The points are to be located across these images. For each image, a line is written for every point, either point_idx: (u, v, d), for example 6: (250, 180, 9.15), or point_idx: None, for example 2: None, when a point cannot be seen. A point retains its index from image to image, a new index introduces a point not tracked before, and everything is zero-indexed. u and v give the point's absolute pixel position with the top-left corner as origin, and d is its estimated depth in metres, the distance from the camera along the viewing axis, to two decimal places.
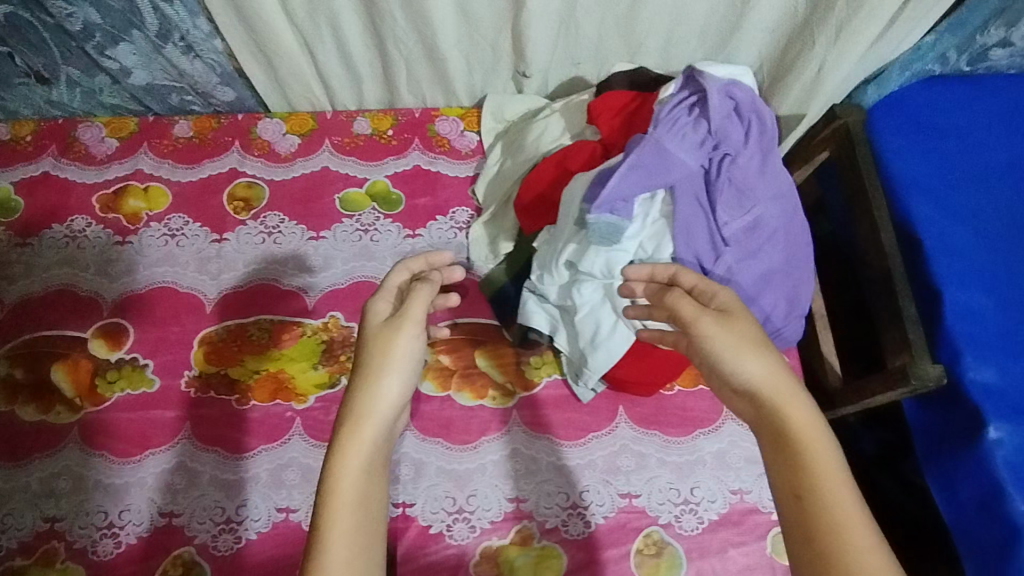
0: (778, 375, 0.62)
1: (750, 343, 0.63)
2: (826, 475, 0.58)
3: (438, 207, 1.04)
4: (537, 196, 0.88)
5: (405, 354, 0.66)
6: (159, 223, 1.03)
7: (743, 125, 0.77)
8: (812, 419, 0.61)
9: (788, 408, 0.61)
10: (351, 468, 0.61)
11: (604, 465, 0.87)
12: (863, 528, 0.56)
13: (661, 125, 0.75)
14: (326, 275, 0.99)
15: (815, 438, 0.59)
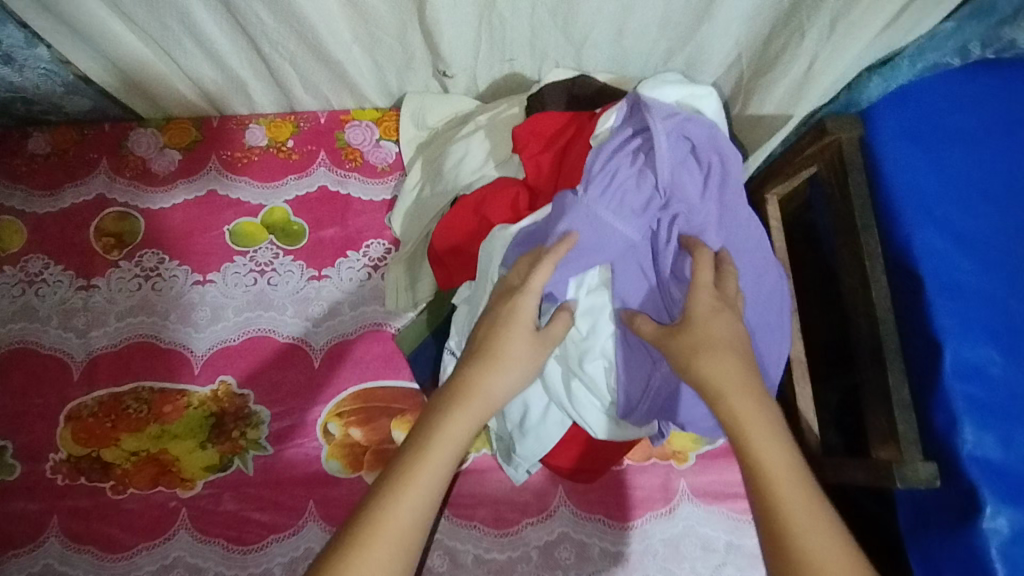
0: (731, 367, 0.54)
1: (711, 340, 0.55)
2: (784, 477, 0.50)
3: (350, 240, 0.88)
4: (452, 246, 0.72)
5: (523, 369, 0.57)
6: (13, 266, 0.85)
7: (700, 171, 0.61)
8: (761, 409, 0.53)
9: (736, 405, 0.53)
10: (428, 468, 0.52)
11: (539, 558, 0.75)
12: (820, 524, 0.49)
13: (596, 182, 0.60)
14: (215, 329, 0.84)
15: (766, 434, 0.52)
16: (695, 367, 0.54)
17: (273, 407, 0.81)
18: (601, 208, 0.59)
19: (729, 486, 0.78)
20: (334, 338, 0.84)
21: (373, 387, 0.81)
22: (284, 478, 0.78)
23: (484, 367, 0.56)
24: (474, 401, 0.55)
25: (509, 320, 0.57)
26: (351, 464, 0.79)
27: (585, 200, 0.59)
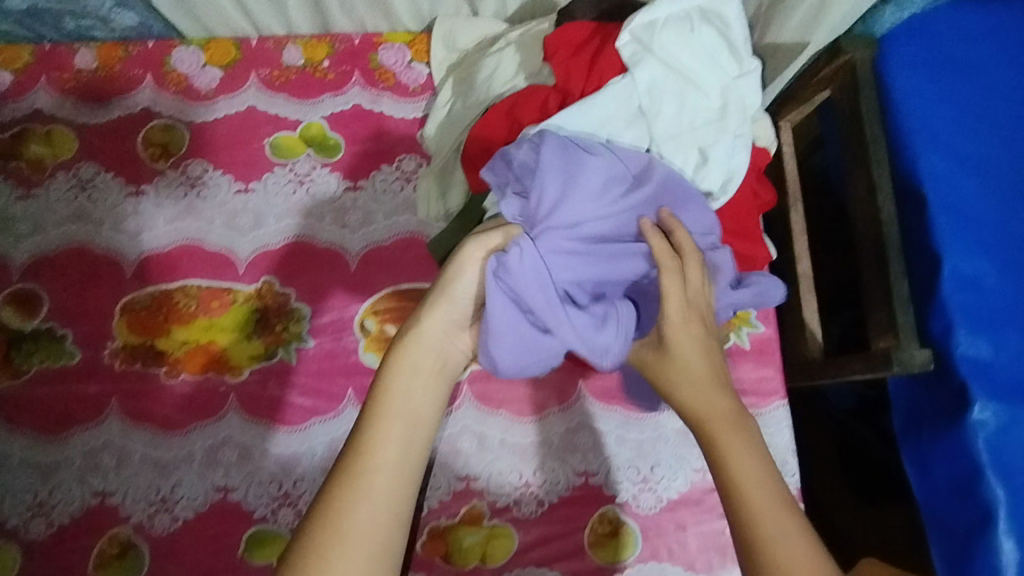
0: (711, 386, 0.63)
1: (684, 372, 0.63)
2: (756, 483, 0.57)
3: (383, 154, 0.93)
4: (484, 152, 0.77)
5: (463, 305, 0.65)
6: (66, 173, 0.91)
7: (596, 185, 0.63)
8: (736, 421, 0.61)
9: (714, 420, 0.62)
10: (393, 420, 0.61)
11: (560, 442, 0.83)
12: (779, 523, 0.55)
13: (513, 268, 0.59)
14: (258, 235, 0.89)
15: (740, 454, 0.59)
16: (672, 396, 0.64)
17: (314, 305, 0.87)
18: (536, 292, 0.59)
19: (736, 382, 0.85)
20: (370, 245, 0.89)
21: (406, 289, 0.88)
22: (325, 368, 0.85)
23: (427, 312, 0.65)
24: (418, 349, 0.64)
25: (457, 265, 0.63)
26: None
27: (510, 295, 0.60)
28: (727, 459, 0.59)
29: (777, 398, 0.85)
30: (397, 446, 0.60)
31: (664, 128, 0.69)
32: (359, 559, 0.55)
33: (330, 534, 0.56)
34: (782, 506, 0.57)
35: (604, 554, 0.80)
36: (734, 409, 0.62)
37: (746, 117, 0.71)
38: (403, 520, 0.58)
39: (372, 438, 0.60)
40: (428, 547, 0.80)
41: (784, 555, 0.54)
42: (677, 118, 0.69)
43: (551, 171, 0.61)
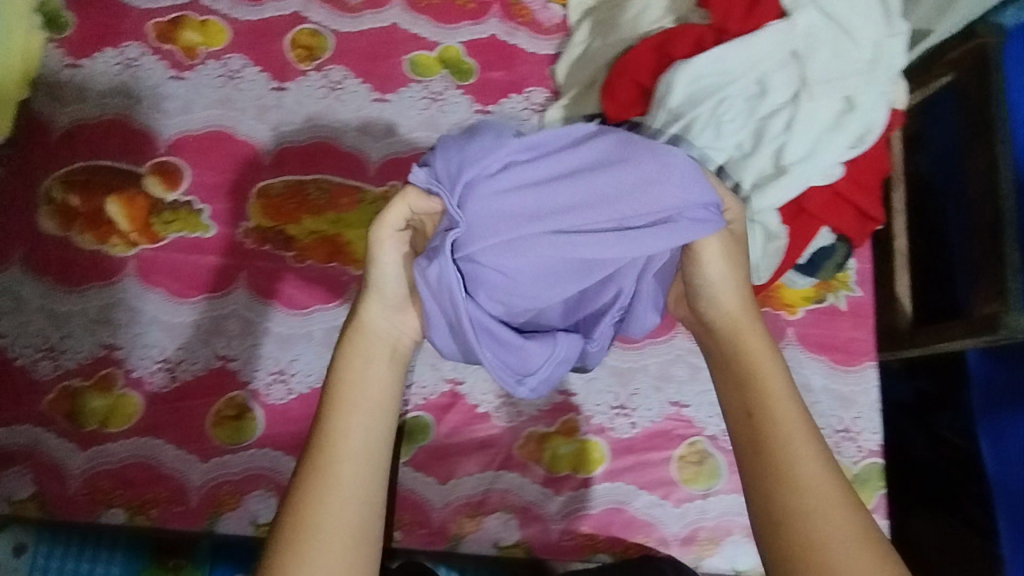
0: (742, 308, 0.66)
1: (735, 281, 0.66)
2: (782, 406, 0.61)
3: (513, 84, 0.97)
4: (628, 82, 0.82)
5: (403, 294, 0.67)
6: (216, 62, 0.96)
7: (501, 142, 0.62)
8: (768, 346, 0.64)
9: (747, 340, 0.65)
10: (354, 413, 0.62)
11: (657, 371, 0.87)
12: (805, 438, 0.59)
13: (431, 263, 0.61)
14: (390, 142, 0.94)
15: (771, 367, 0.63)
16: (718, 304, 0.66)
17: None
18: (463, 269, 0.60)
19: (830, 339, 0.89)
20: None
21: None
22: None
23: (364, 306, 0.67)
24: (368, 341, 0.65)
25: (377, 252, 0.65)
26: None
27: (436, 282, 0.60)
28: (759, 378, 0.62)
29: (867, 359, 0.89)
30: (358, 437, 0.61)
31: (817, 71, 0.73)
32: (337, 546, 0.56)
33: (303, 530, 0.56)
34: (802, 417, 0.61)
35: (691, 482, 0.83)
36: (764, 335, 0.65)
37: (893, 74, 0.75)
38: (374, 506, 0.59)
39: (329, 433, 0.61)
40: (524, 451, 0.84)
41: (803, 481, 0.57)
42: (831, 63, 0.73)
43: (448, 149, 0.63)
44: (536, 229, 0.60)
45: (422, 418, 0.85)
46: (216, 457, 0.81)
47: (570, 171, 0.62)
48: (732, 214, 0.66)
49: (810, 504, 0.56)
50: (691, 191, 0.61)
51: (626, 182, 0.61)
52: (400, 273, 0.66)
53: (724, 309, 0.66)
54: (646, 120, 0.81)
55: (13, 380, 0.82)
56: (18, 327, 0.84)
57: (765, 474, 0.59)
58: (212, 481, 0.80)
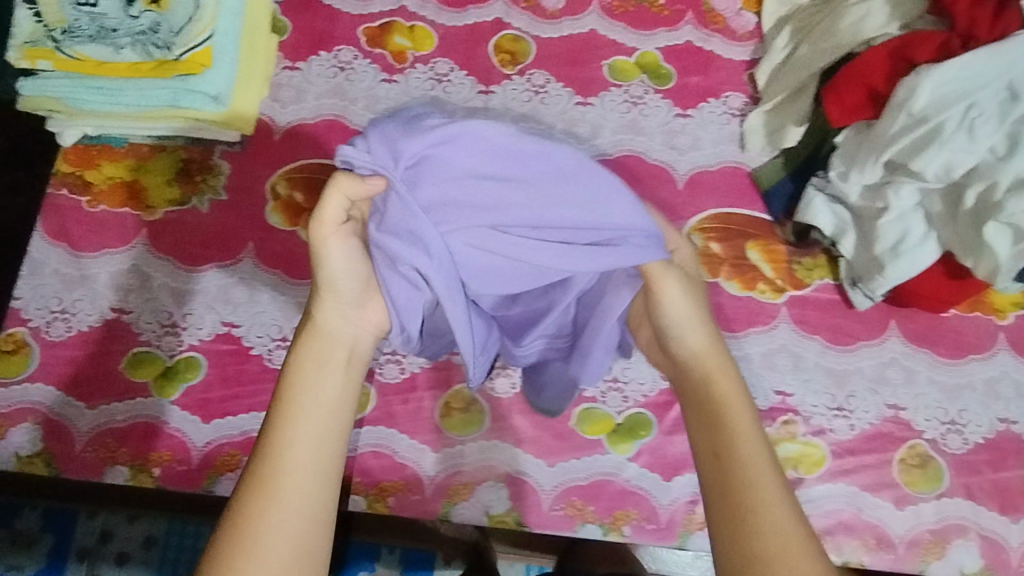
0: (707, 344, 0.67)
1: (693, 314, 0.68)
2: (749, 445, 0.60)
3: (711, 90, 1.00)
4: (857, 86, 0.84)
5: (358, 296, 0.67)
6: (425, 66, 0.98)
7: (451, 134, 0.64)
8: (739, 390, 0.64)
9: (720, 381, 0.65)
10: (304, 417, 0.60)
11: (872, 374, 0.89)
12: (774, 489, 0.57)
13: (388, 250, 0.66)
14: (595, 145, 0.97)
15: (743, 412, 0.63)
16: (686, 341, 0.68)
17: None
18: (419, 259, 0.65)
19: None
20: (696, 168, 0.96)
21: (730, 213, 0.94)
22: None
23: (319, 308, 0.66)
24: (323, 345, 0.65)
25: (323, 255, 0.64)
26: (711, 271, 0.92)
27: (402, 272, 0.66)
28: (729, 417, 0.62)
29: None
30: (303, 441, 0.59)
31: None
32: (278, 563, 0.54)
33: (240, 545, 0.54)
34: (771, 464, 0.59)
35: (916, 484, 0.86)
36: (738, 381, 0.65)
37: None
38: (319, 523, 0.57)
39: (276, 441, 0.59)
40: None
41: (767, 525, 0.55)
42: None
43: (391, 134, 0.65)
44: (481, 232, 0.67)
45: (645, 415, 0.86)
46: (446, 448, 0.83)
47: (519, 173, 0.67)
48: (681, 254, 0.72)
49: (770, 550, 0.54)
50: (637, 218, 0.67)
51: (567, 195, 0.67)
52: (350, 273, 0.66)
53: (690, 345, 0.67)
54: (878, 123, 0.83)
55: (251, 368, 0.85)
56: (253, 317, 0.87)
57: (729, 518, 0.57)
58: (446, 471, 0.83)
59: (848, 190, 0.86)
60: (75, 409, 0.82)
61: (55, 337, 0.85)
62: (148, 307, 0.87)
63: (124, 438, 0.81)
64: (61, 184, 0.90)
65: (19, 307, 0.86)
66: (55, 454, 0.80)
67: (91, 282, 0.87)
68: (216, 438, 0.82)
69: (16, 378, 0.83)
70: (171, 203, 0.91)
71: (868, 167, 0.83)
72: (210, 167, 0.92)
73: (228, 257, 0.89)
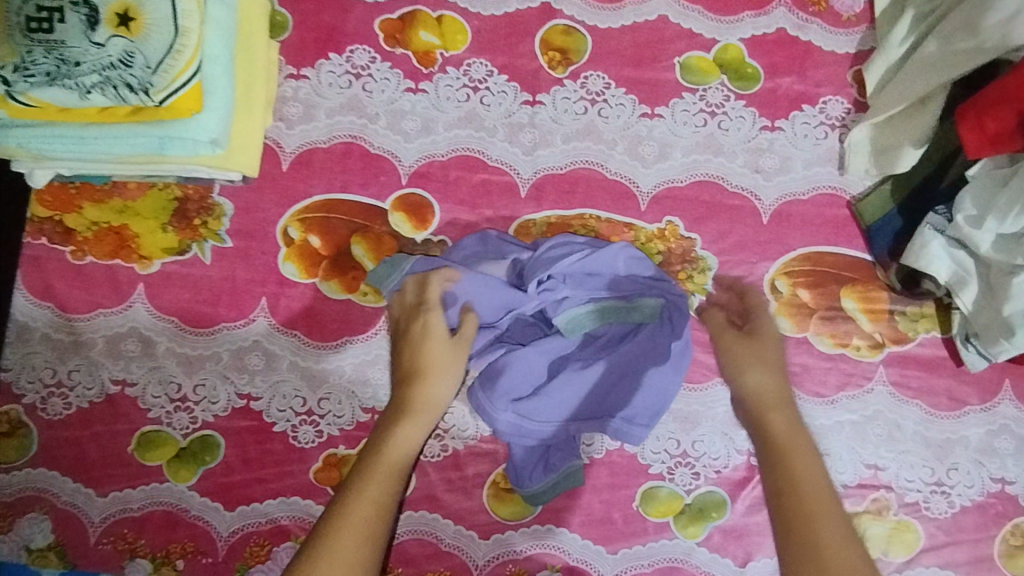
0: (775, 386, 0.65)
1: (759, 358, 0.68)
2: (811, 485, 0.56)
3: (806, 94, 0.82)
4: (1008, 110, 0.66)
5: (453, 376, 0.67)
6: (457, 69, 0.81)
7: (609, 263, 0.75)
8: (795, 428, 0.62)
9: (775, 416, 0.63)
10: (376, 474, 0.58)
11: (978, 444, 0.78)
12: (837, 527, 0.54)
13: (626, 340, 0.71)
14: (663, 168, 0.80)
15: (805, 448, 0.60)
16: (743, 378, 0.66)
17: (721, 256, 0.79)
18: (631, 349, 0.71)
19: None
20: (784, 197, 0.80)
21: (824, 253, 0.80)
22: None
23: (413, 389, 0.65)
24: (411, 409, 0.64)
25: (431, 358, 0.66)
26: (798, 324, 0.79)
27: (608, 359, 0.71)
28: (789, 452, 0.59)
29: None
30: (366, 507, 0.55)
31: None
32: None
33: None
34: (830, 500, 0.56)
35: (1018, 567, 0.76)
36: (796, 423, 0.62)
37: None
38: None
39: (345, 497, 0.56)
40: None
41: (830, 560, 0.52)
42: None
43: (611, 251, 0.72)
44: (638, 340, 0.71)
45: (716, 494, 0.77)
46: (497, 534, 0.76)
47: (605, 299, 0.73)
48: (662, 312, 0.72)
49: None
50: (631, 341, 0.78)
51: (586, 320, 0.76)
52: (449, 367, 0.66)
53: (747, 383, 0.66)
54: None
55: (276, 448, 0.76)
56: (273, 387, 0.77)
57: (792, 555, 0.53)
58: (496, 560, 0.75)
59: (978, 241, 0.71)
60: (85, 497, 0.74)
61: (53, 416, 0.75)
62: (153, 378, 0.76)
63: (142, 528, 0.74)
64: (39, 231, 0.77)
65: (10, 380, 0.76)
66: (69, 546, 0.74)
67: (87, 350, 0.76)
68: (241, 527, 0.74)
69: (18, 463, 0.75)
70: (168, 252, 0.78)
71: (1010, 218, 0.68)
72: (209, 207, 0.78)
73: (240, 317, 0.77)
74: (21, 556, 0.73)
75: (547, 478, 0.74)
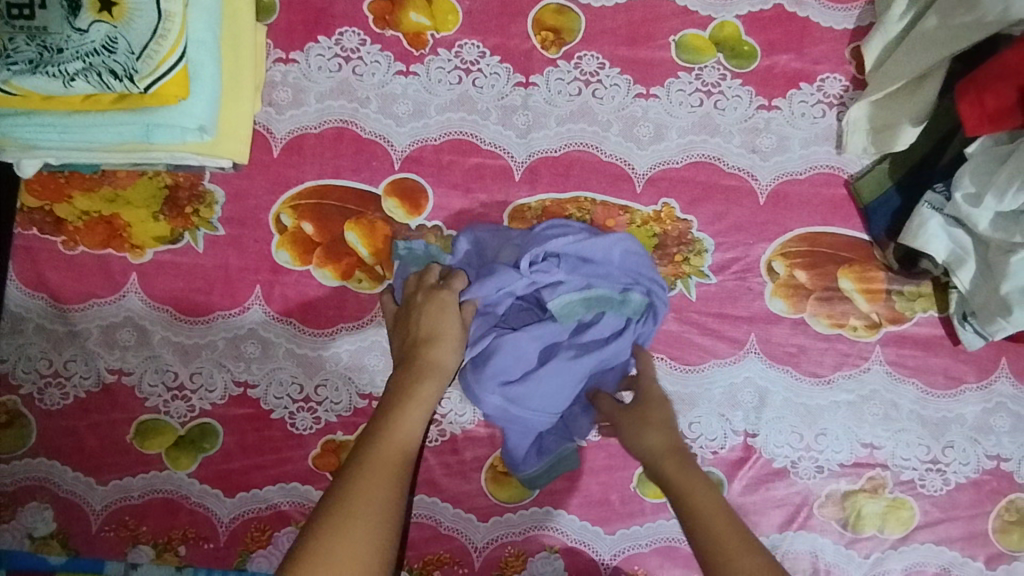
0: (666, 438, 0.62)
1: (657, 417, 0.65)
2: (713, 519, 0.53)
3: (804, 72, 0.80)
4: (1008, 85, 0.65)
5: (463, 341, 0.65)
6: (448, 51, 0.80)
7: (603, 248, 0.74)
8: (688, 466, 0.59)
9: (668, 462, 0.59)
10: (386, 444, 0.55)
11: (974, 422, 0.78)
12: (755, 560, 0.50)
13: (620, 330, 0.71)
14: (658, 149, 0.80)
15: (696, 481, 0.56)
16: (639, 442, 0.63)
17: (717, 238, 0.79)
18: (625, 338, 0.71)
19: None
20: (781, 177, 0.80)
21: (821, 233, 0.79)
22: (726, 309, 0.78)
23: (427, 349, 0.63)
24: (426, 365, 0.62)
25: (436, 325, 0.64)
26: (794, 305, 0.78)
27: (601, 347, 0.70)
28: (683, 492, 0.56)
29: None
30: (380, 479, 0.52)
31: None
32: None
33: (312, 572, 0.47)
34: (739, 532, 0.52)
35: (1012, 542, 0.77)
36: (683, 456, 0.60)
37: None
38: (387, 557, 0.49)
39: (358, 468, 0.52)
40: (827, 510, 0.77)
41: None
42: None
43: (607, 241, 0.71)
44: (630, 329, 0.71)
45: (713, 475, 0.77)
46: (495, 516, 0.76)
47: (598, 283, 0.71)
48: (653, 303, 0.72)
49: None
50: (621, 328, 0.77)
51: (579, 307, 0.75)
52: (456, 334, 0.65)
53: (644, 445, 0.62)
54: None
55: (274, 435, 0.76)
56: (269, 374, 0.77)
57: None
58: (495, 541, 0.76)
59: (976, 220, 0.70)
60: (86, 485, 0.75)
61: (51, 406, 0.75)
62: (149, 367, 0.76)
63: (143, 515, 0.75)
64: (30, 221, 0.77)
65: (7, 371, 0.76)
66: (72, 534, 0.74)
67: (82, 340, 0.76)
68: (242, 513, 0.75)
69: (17, 453, 0.75)
70: (160, 241, 0.77)
71: (1009, 195, 0.67)
72: (200, 195, 0.77)
73: (234, 305, 0.77)
74: (24, 544, 0.74)
75: (539, 462, 0.74)
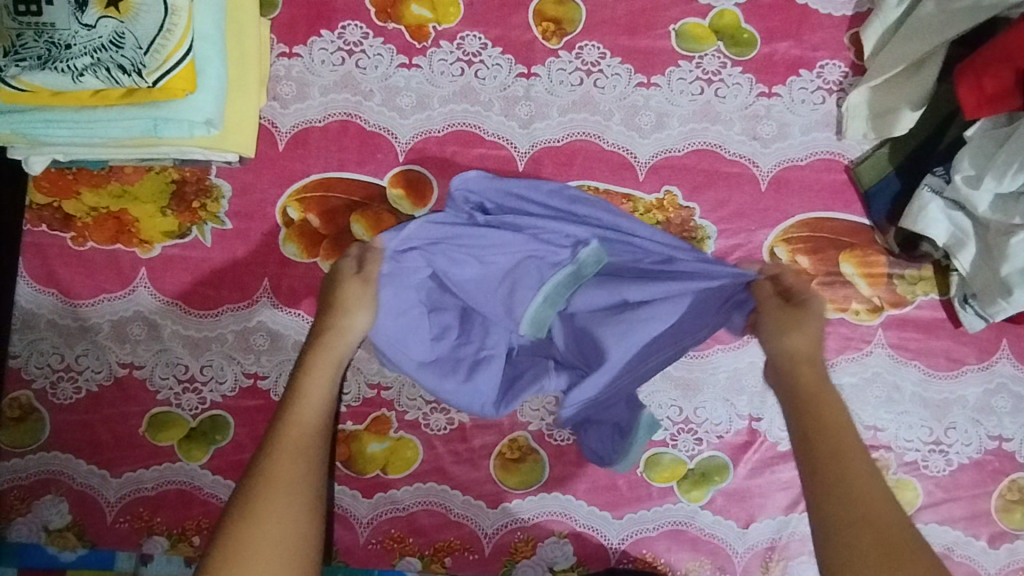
0: (809, 345, 0.59)
1: (801, 322, 0.60)
2: (841, 435, 0.52)
3: (803, 59, 0.81)
4: (1007, 68, 0.66)
5: (372, 300, 0.65)
6: (450, 43, 0.80)
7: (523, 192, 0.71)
8: (825, 380, 0.57)
9: (805, 371, 0.57)
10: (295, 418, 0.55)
11: (976, 403, 0.79)
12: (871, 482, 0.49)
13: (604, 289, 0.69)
14: (660, 138, 0.80)
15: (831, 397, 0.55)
16: (778, 342, 0.60)
17: (719, 225, 0.80)
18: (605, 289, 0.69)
19: None
20: (782, 163, 0.80)
21: (823, 218, 0.80)
22: None
23: (332, 316, 0.63)
24: (333, 334, 0.62)
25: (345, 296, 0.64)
26: None
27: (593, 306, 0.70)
28: (816, 402, 0.54)
29: None
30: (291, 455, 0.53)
31: None
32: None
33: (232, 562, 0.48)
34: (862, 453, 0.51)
35: (1014, 521, 0.78)
36: (822, 372, 0.57)
37: None
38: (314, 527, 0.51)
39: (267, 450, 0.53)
40: None
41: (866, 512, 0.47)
42: None
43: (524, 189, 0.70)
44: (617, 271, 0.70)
45: (719, 458, 0.78)
46: (504, 503, 0.77)
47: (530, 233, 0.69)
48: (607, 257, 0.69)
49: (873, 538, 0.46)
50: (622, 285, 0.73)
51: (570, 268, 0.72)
52: (364, 301, 0.64)
53: (780, 346, 0.59)
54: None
55: None
56: (279, 366, 0.78)
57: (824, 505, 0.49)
58: (504, 527, 0.77)
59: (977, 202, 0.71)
60: (99, 478, 0.76)
61: (63, 400, 0.76)
62: (160, 360, 0.77)
63: (157, 506, 0.76)
64: (39, 218, 0.78)
65: (19, 366, 0.77)
66: (87, 526, 0.75)
67: (93, 334, 0.77)
68: None
69: (31, 447, 0.76)
70: (168, 236, 0.78)
71: (1008, 176, 0.68)
72: (207, 189, 0.78)
73: (243, 298, 0.78)
74: (40, 536, 0.75)
75: (625, 445, 0.75)
